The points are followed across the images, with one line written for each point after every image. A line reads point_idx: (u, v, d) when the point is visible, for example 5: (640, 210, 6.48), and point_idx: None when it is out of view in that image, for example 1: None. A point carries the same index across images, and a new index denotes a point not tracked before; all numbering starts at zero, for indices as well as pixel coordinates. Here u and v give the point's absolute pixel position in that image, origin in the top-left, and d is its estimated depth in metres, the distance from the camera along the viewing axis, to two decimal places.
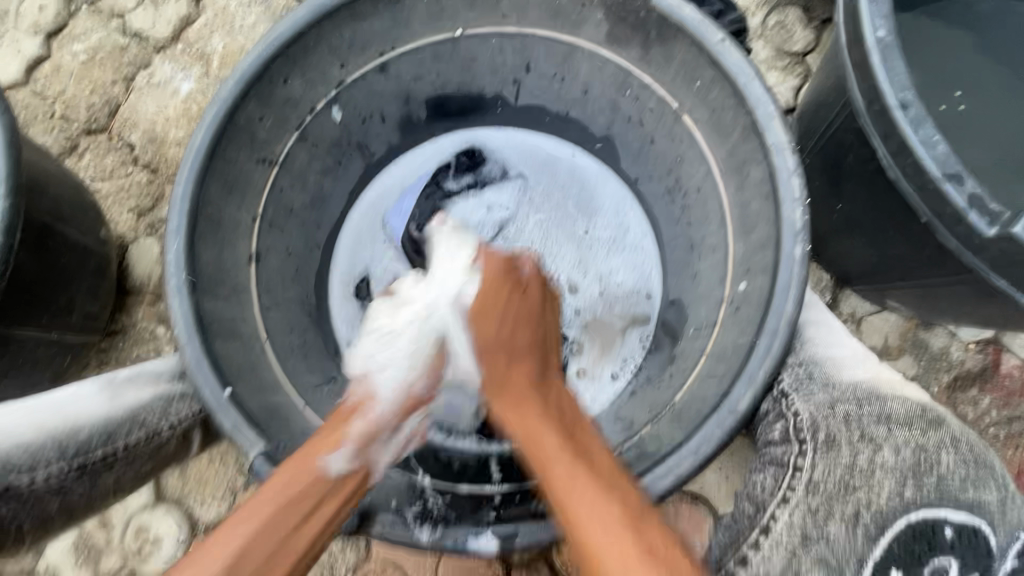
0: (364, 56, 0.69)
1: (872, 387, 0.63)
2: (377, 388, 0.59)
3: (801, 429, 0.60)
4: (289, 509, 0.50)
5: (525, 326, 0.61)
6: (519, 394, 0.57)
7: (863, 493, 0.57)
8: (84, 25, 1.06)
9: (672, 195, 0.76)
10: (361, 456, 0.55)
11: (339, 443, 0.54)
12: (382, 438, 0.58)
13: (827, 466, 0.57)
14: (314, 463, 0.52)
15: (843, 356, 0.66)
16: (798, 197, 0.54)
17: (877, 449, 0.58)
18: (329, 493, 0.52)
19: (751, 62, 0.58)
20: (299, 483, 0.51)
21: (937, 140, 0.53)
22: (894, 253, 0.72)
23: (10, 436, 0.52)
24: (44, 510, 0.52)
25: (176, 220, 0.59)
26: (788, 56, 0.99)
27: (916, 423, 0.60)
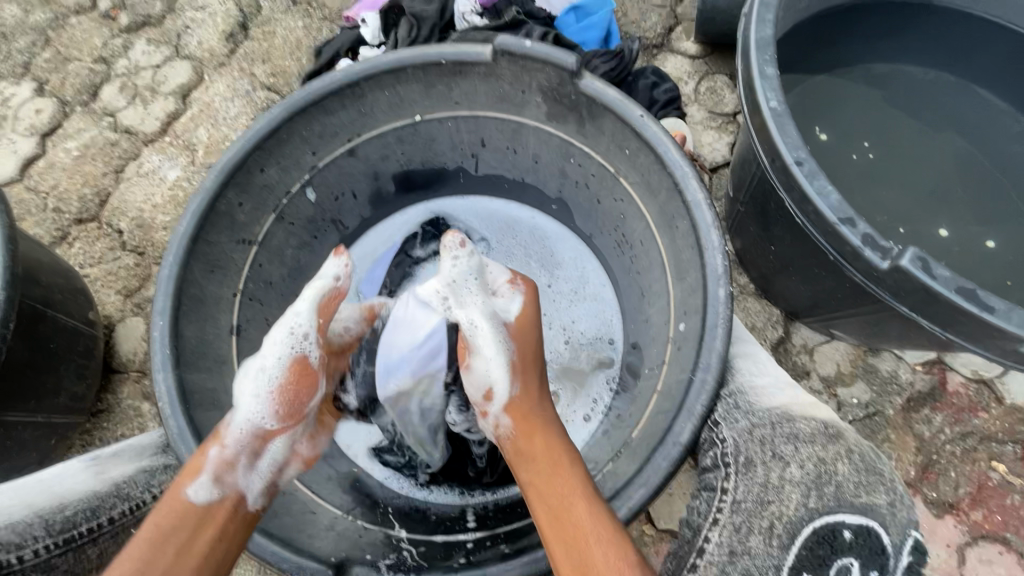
0: (333, 142, 0.78)
1: (784, 410, 0.59)
2: (235, 416, 0.61)
3: (725, 454, 0.57)
4: (160, 545, 0.53)
5: (530, 381, 0.65)
6: (546, 449, 0.60)
7: (775, 509, 0.52)
8: (77, 124, 1.15)
9: (621, 247, 0.83)
10: (223, 485, 0.58)
11: (197, 475, 0.57)
12: (241, 464, 0.60)
13: (745, 486, 0.54)
14: (178, 496, 0.56)
15: (763, 382, 0.63)
16: (718, 245, 0.61)
17: (784, 467, 0.54)
18: (197, 524, 0.56)
19: (668, 132, 0.67)
20: (170, 519, 0.55)
21: (830, 190, 0.61)
22: (824, 288, 0.79)
23: (3, 514, 0.55)
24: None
25: (161, 301, 0.64)
26: (720, 116, 1.10)
27: (819, 439, 0.56)
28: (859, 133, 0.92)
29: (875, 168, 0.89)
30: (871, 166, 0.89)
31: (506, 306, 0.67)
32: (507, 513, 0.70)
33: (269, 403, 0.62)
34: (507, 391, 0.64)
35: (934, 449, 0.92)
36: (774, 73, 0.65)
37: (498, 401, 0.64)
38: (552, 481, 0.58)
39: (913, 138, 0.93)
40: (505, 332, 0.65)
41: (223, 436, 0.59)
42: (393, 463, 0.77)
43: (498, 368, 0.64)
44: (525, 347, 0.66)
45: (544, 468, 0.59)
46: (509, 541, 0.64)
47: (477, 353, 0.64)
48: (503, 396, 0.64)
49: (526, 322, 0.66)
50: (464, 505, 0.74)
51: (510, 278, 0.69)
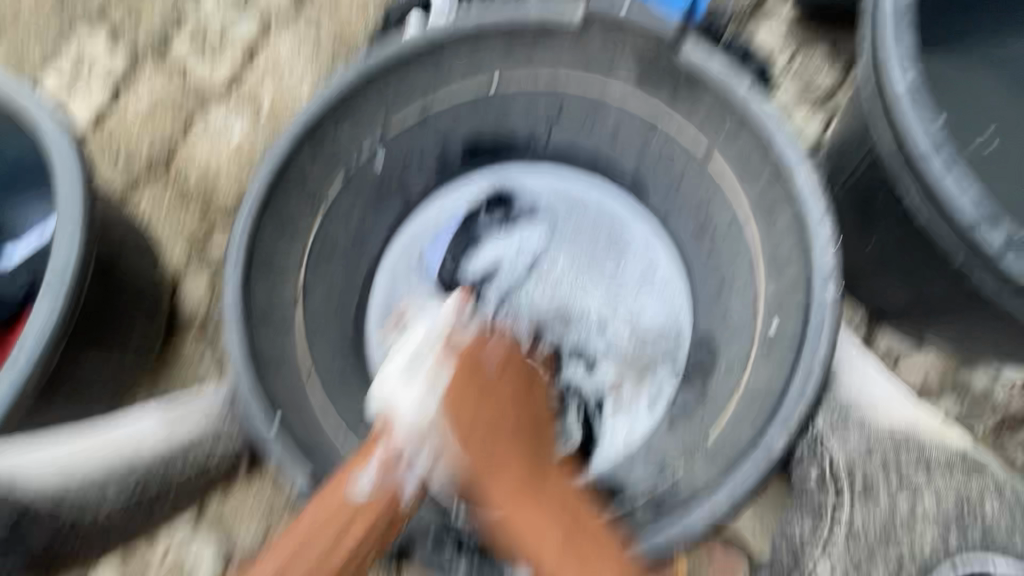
0: (405, 104, 0.75)
1: (911, 430, 0.63)
2: (400, 420, 0.55)
3: (842, 476, 0.62)
4: (315, 535, 0.45)
5: (504, 423, 0.57)
6: (513, 492, 0.53)
7: (904, 547, 0.61)
8: (148, 75, 1.16)
9: (702, 234, 0.77)
10: (387, 476, 0.51)
11: (364, 463, 0.51)
12: (412, 457, 0.53)
13: (865, 516, 0.62)
14: (346, 482, 0.50)
15: (882, 398, 0.65)
16: (828, 240, 0.56)
17: (916, 496, 0.62)
18: (355, 517, 0.48)
19: (778, 110, 0.60)
20: (328, 505, 0.48)
21: (969, 185, 0.53)
22: (930, 293, 0.71)
23: (84, 477, 0.58)
24: (108, 532, 0.60)
25: (236, 257, 0.64)
26: (814, 95, 1.00)
27: (956, 469, 0.62)
28: (984, 117, 0.81)
29: (998, 159, 0.79)
30: (992, 157, 0.79)
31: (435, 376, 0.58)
32: None
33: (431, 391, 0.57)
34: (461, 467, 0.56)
35: None
36: (912, 45, 0.57)
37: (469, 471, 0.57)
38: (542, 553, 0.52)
39: None
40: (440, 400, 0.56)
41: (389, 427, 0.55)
42: None
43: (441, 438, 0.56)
44: (458, 401, 0.56)
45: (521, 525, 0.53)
46: None
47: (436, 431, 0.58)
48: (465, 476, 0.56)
49: (462, 376, 0.58)
50: None
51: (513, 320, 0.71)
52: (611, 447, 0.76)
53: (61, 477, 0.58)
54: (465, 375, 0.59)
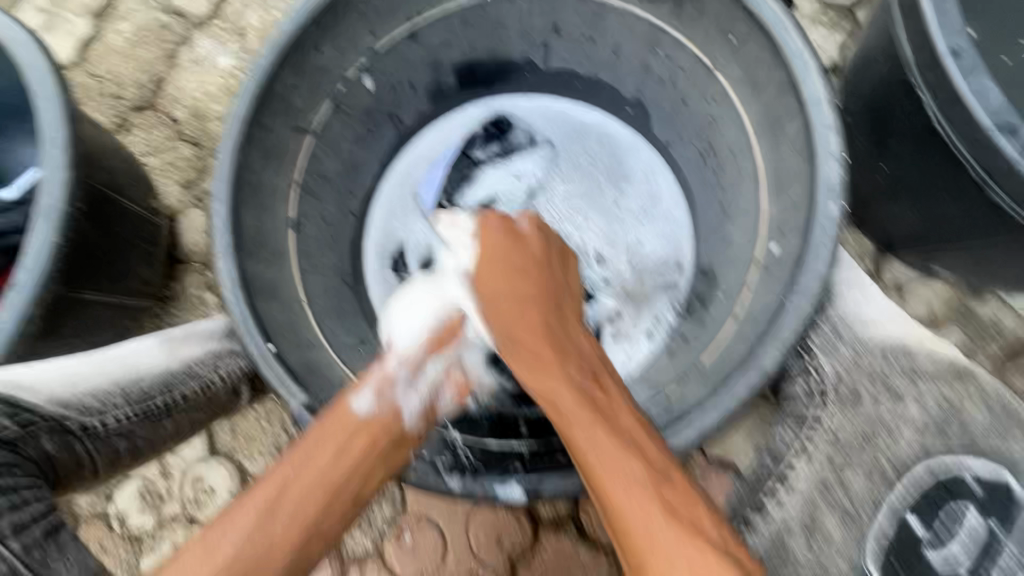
0: (391, 20, 0.70)
1: (907, 345, 0.63)
2: (395, 335, 0.61)
3: (823, 386, 0.63)
4: (319, 447, 0.52)
5: (523, 286, 0.60)
6: (531, 341, 0.57)
7: (882, 444, 0.61)
8: (128, 4, 1.10)
9: (705, 158, 0.74)
10: (383, 398, 0.56)
11: (359, 387, 0.56)
12: (404, 382, 0.58)
13: (845, 420, 0.62)
14: (342, 408, 0.54)
15: (876, 311, 0.64)
16: (836, 153, 0.52)
17: (901, 403, 0.62)
18: (356, 433, 0.53)
19: (789, 13, 0.55)
20: (329, 425, 0.53)
21: (991, 88, 0.50)
22: (942, 215, 0.68)
23: (85, 383, 0.57)
24: (112, 451, 0.58)
25: (220, 186, 0.62)
26: (833, 9, 0.93)
27: (944, 378, 0.62)
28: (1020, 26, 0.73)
29: None
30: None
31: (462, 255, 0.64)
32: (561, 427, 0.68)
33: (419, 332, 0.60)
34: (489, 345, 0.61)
35: None
36: None
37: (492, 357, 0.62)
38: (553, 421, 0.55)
39: None
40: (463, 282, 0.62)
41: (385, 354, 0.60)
42: None
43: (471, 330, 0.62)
44: (484, 272, 0.61)
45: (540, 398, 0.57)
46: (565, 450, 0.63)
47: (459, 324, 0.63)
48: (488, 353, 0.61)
49: (482, 255, 0.62)
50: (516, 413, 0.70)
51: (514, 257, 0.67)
52: None
53: (67, 384, 0.56)
54: (494, 252, 0.62)
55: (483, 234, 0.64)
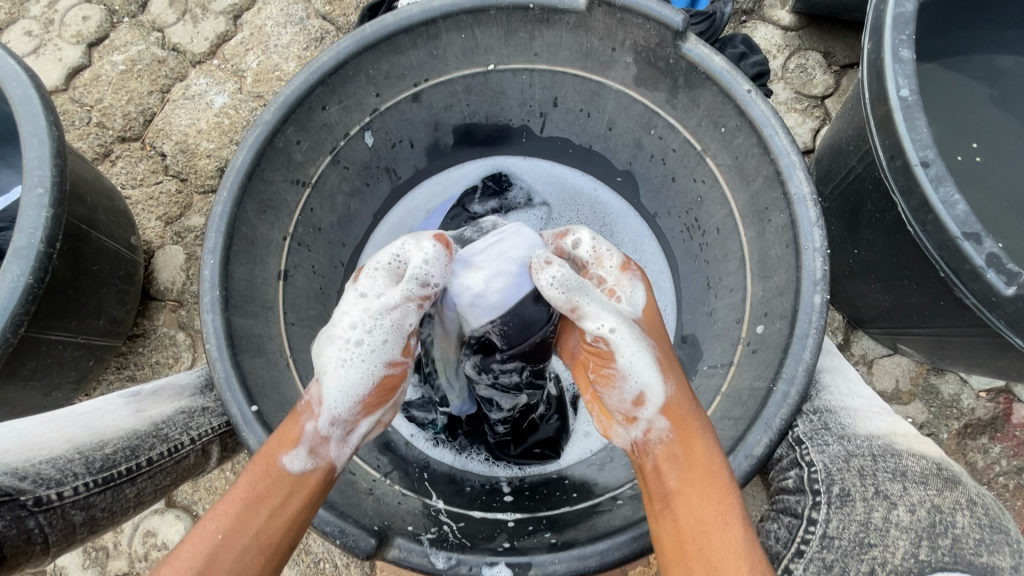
0: (399, 85, 0.72)
1: (888, 441, 0.59)
2: (325, 394, 0.54)
3: (815, 479, 0.57)
4: (251, 511, 0.49)
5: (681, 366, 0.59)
6: (701, 424, 0.53)
7: (877, 554, 0.51)
8: (125, 37, 1.10)
9: (691, 232, 0.77)
10: (318, 456, 0.53)
11: (293, 443, 0.52)
12: (336, 440, 0.54)
13: (840, 522, 0.54)
14: (273, 463, 0.51)
15: (861, 407, 0.63)
16: (819, 246, 0.56)
17: (891, 507, 0.54)
18: (292, 491, 0.51)
19: (776, 113, 0.60)
20: (261, 483, 0.50)
21: (958, 199, 0.54)
22: (908, 300, 0.73)
23: (45, 450, 0.54)
24: (68, 524, 0.52)
25: (213, 238, 0.60)
26: (806, 98, 1.01)
27: (932, 481, 0.56)
28: (966, 133, 0.80)
29: (979, 175, 0.77)
30: (975, 172, 0.77)
31: (632, 294, 0.60)
32: (541, 494, 0.69)
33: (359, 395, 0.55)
34: (662, 390, 0.54)
35: (985, 480, 0.87)
36: (910, 57, 0.57)
37: (652, 405, 0.54)
38: (706, 500, 0.49)
39: None
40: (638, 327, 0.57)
41: (315, 410, 0.54)
42: (419, 420, 0.77)
43: (647, 368, 0.54)
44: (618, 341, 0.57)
45: (701, 474, 0.50)
46: (553, 530, 0.60)
47: (628, 354, 0.55)
48: (657, 400, 0.54)
49: (650, 313, 0.60)
50: (492, 475, 0.74)
51: (623, 262, 0.62)
52: (586, 443, 0.77)
53: (24, 450, 0.53)
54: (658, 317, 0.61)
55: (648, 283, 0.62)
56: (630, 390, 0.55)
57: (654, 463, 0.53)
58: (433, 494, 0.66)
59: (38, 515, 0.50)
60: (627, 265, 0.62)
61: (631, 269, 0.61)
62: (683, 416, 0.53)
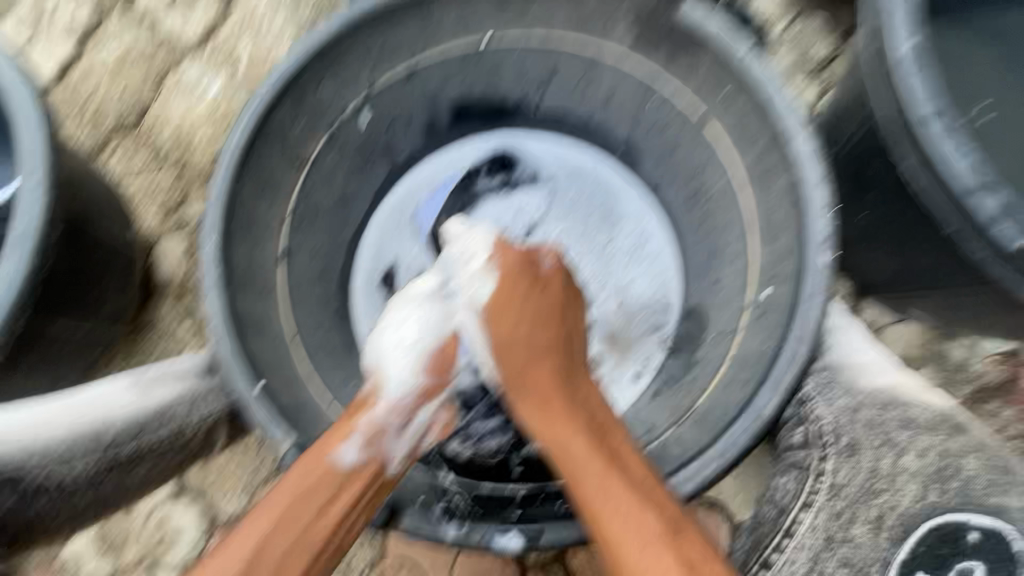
0: (393, 61, 0.71)
1: None
2: (384, 383, 0.58)
3: None
4: (300, 505, 0.51)
5: (545, 327, 0.61)
6: (546, 392, 0.58)
7: None
8: (116, 27, 1.09)
9: (694, 202, 0.76)
10: (370, 449, 0.55)
11: (347, 436, 0.54)
12: (392, 432, 0.57)
13: None
14: (326, 455, 0.53)
15: None
16: (824, 206, 0.55)
17: None
18: (345, 482, 0.53)
19: (776, 75, 0.60)
20: (310, 475, 0.52)
21: (966, 152, 0.53)
22: (916, 262, 0.72)
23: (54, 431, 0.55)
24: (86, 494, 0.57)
25: (212, 217, 0.60)
26: (809, 65, 0.99)
27: None
28: (975, 91, 0.78)
29: (988, 134, 0.76)
30: (984, 131, 0.76)
31: (469, 284, 0.63)
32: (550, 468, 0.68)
33: (415, 377, 0.59)
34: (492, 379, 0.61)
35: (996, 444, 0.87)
36: (916, 8, 0.56)
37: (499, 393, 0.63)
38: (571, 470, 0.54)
39: None
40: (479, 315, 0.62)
41: (374, 401, 0.57)
42: None
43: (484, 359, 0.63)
44: (501, 307, 0.61)
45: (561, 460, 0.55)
46: (564, 497, 0.61)
47: (465, 341, 0.62)
48: (491, 385, 0.62)
49: (496, 294, 0.61)
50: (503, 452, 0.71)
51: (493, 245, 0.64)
52: None
53: (38, 430, 0.55)
54: (502, 291, 0.61)
55: (499, 256, 0.63)
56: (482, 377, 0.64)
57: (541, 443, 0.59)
58: (443, 469, 0.65)
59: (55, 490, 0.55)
60: (491, 249, 0.64)
61: (489, 254, 0.64)
62: (515, 395, 0.59)
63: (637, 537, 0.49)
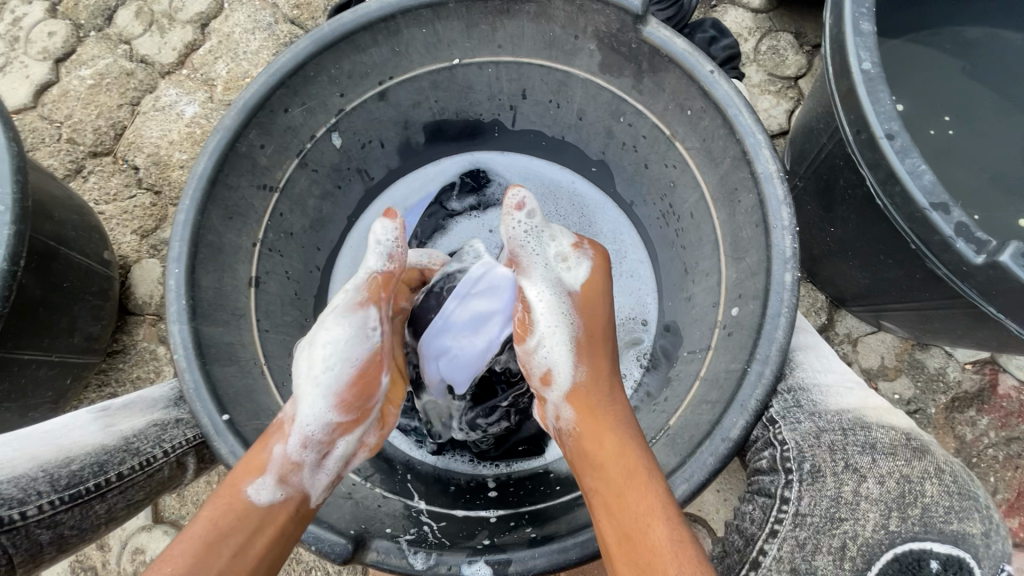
0: (362, 85, 0.71)
1: (857, 415, 0.58)
2: (299, 411, 0.56)
3: (786, 459, 0.56)
4: (215, 547, 0.49)
5: (611, 340, 0.64)
6: (608, 402, 0.59)
7: (848, 528, 0.52)
8: (92, 51, 1.09)
9: (666, 219, 0.76)
10: (285, 486, 0.54)
11: (262, 472, 0.53)
12: (308, 465, 0.56)
13: (813, 497, 0.53)
14: (237, 496, 0.52)
15: (832, 382, 0.63)
16: (788, 225, 0.55)
17: (861, 480, 0.54)
18: (259, 525, 0.52)
19: (740, 93, 0.59)
20: (221, 519, 0.51)
21: (924, 169, 0.54)
22: (885, 275, 0.72)
23: (6, 468, 0.53)
24: (35, 543, 0.52)
25: (178, 247, 0.60)
26: (780, 80, 1.00)
27: (900, 451, 0.55)
28: (938, 105, 0.79)
29: (952, 147, 0.77)
30: (948, 145, 0.77)
31: (577, 269, 0.64)
32: (526, 490, 0.69)
33: (329, 403, 0.57)
34: (572, 375, 0.60)
35: (974, 453, 0.87)
36: (871, 29, 0.57)
37: (559, 389, 0.61)
38: (627, 474, 0.53)
39: (995, 118, 0.79)
40: (568, 303, 0.62)
41: (287, 431, 0.55)
42: (401, 425, 0.76)
43: (561, 350, 0.61)
44: (590, 307, 0.63)
45: (618, 471, 0.53)
46: (535, 524, 0.60)
47: (544, 330, 0.61)
48: (566, 383, 0.60)
49: (592, 292, 0.63)
50: (477, 473, 0.73)
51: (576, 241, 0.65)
52: None
53: None
54: (597, 292, 0.63)
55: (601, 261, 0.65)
56: (540, 367, 0.61)
57: (578, 456, 0.57)
58: (416, 493, 0.66)
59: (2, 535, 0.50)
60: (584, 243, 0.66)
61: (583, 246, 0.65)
62: (580, 396, 0.59)
63: (687, 561, 0.48)
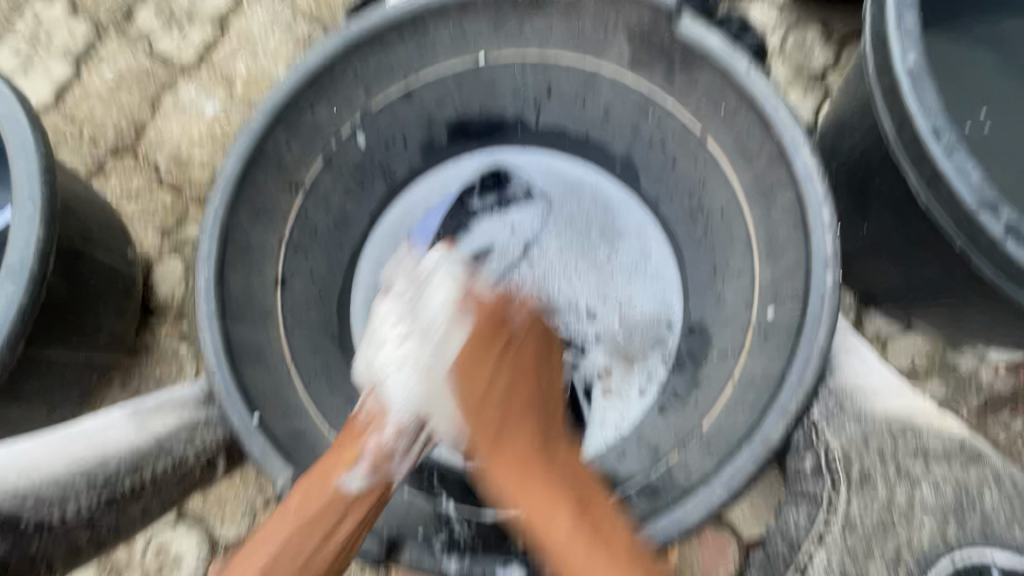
0: (388, 82, 0.70)
1: (910, 421, 0.59)
2: (389, 399, 0.56)
3: (835, 465, 0.58)
4: (305, 531, 0.47)
5: (518, 389, 0.59)
6: (519, 457, 0.54)
7: (900, 537, 0.58)
8: (112, 50, 1.09)
9: (694, 217, 0.75)
10: (377, 474, 0.52)
11: (352, 461, 0.52)
12: (398, 454, 0.54)
13: (862, 506, 0.58)
14: (331, 480, 0.50)
15: (878, 384, 0.61)
16: (829, 225, 0.54)
17: (914, 487, 0.58)
18: (350, 511, 0.50)
19: (777, 89, 0.59)
20: (314, 503, 0.48)
21: (971, 167, 0.52)
22: (920, 275, 0.71)
23: (48, 471, 0.55)
24: (76, 542, 0.55)
25: (207, 247, 0.60)
26: (807, 74, 0.98)
27: (953, 458, 0.59)
28: (975, 99, 0.77)
29: (990, 143, 0.74)
30: (986, 140, 0.74)
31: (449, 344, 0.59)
32: None
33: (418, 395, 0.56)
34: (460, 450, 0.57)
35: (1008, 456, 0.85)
36: (916, 21, 0.55)
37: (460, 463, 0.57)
38: (551, 531, 0.50)
39: None
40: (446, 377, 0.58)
41: (379, 421, 0.55)
42: None
43: (445, 425, 0.57)
44: (468, 372, 0.58)
45: (538, 531, 0.50)
46: None
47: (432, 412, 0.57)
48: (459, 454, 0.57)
49: (465, 359, 0.58)
50: None
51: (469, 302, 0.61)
52: (603, 434, 0.75)
53: (33, 472, 0.55)
54: (472, 353, 0.59)
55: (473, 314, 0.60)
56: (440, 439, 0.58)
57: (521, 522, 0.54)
58: (443, 495, 0.65)
59: (40, 535, 0.53)
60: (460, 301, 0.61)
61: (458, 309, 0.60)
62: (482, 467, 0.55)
63: None
